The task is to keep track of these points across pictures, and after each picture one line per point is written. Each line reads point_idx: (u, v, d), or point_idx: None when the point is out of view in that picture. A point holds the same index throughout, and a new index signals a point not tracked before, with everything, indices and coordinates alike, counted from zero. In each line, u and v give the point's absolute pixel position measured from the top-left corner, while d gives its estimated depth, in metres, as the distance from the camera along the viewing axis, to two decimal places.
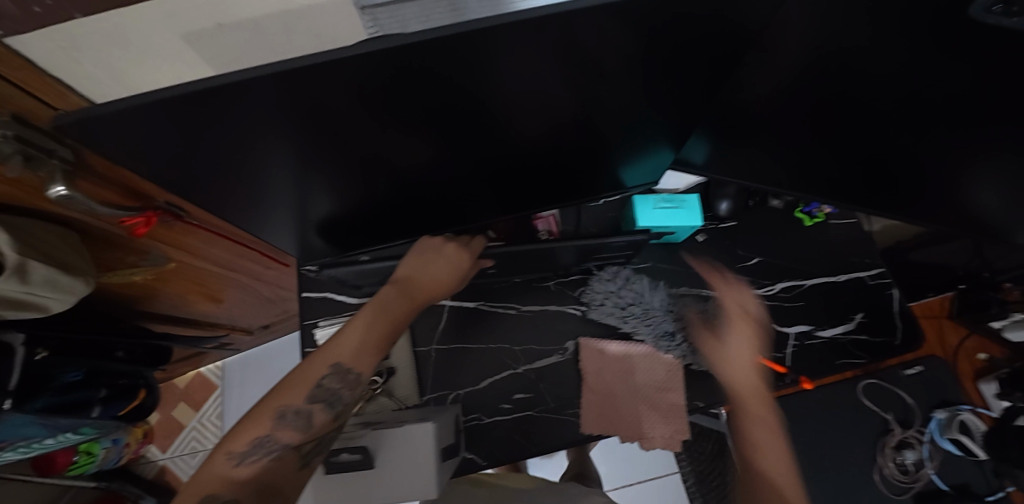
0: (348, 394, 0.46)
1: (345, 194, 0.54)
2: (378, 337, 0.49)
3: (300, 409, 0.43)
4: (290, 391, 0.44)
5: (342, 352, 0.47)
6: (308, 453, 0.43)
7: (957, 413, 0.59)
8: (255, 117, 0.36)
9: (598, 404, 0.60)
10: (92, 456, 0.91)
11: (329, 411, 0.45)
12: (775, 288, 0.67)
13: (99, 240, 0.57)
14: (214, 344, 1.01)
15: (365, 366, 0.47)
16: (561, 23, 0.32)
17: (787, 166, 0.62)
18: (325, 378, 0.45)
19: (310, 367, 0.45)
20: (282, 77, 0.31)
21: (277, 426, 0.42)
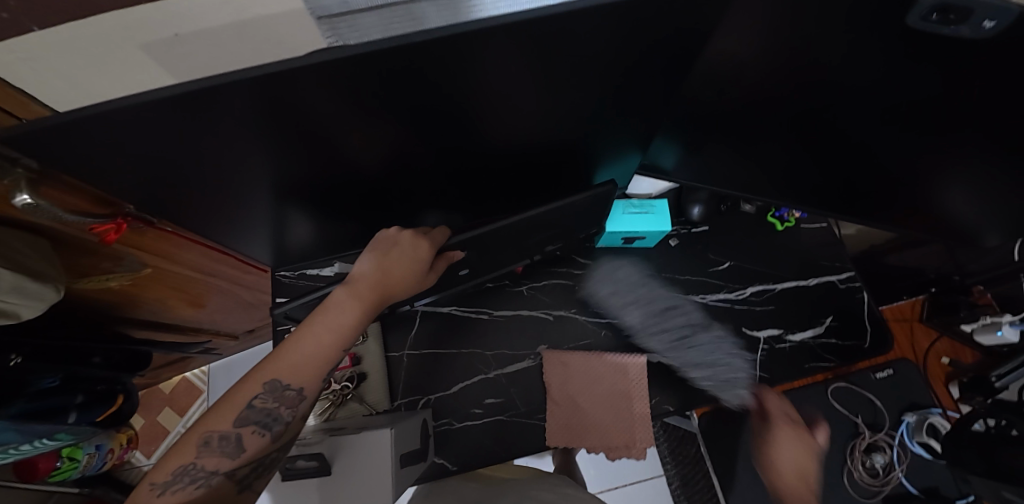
0: (286, 412, 0.42)
1: (314, 200, 0.54)
2: (320, 348, 0.43)
3: (227, 434, 0.39)
4: (217, 414, 0.40)
5: (281, 366, 0.42)
6: (244, 479, 0.41)
7: (926, 416, 0.61)
8: (217, 124, 0.37)
9: (563, 416, 0.60)
10: (75, 462, 0.91)
11: (262, 432, 0.41)
12: (746, 292, 0.67)
13: (72, 247, 0.57)
14: (199, 349, 1.02)
15: (306, 382, 0.42)
16: (506, 34, 0.32)
17: (756, 171, 0.62)
18: (259, 398, 0.41)
19: (240, 387, 0.40)
20: (231, 86, 0.32)
21: (200, 454, 0.39)
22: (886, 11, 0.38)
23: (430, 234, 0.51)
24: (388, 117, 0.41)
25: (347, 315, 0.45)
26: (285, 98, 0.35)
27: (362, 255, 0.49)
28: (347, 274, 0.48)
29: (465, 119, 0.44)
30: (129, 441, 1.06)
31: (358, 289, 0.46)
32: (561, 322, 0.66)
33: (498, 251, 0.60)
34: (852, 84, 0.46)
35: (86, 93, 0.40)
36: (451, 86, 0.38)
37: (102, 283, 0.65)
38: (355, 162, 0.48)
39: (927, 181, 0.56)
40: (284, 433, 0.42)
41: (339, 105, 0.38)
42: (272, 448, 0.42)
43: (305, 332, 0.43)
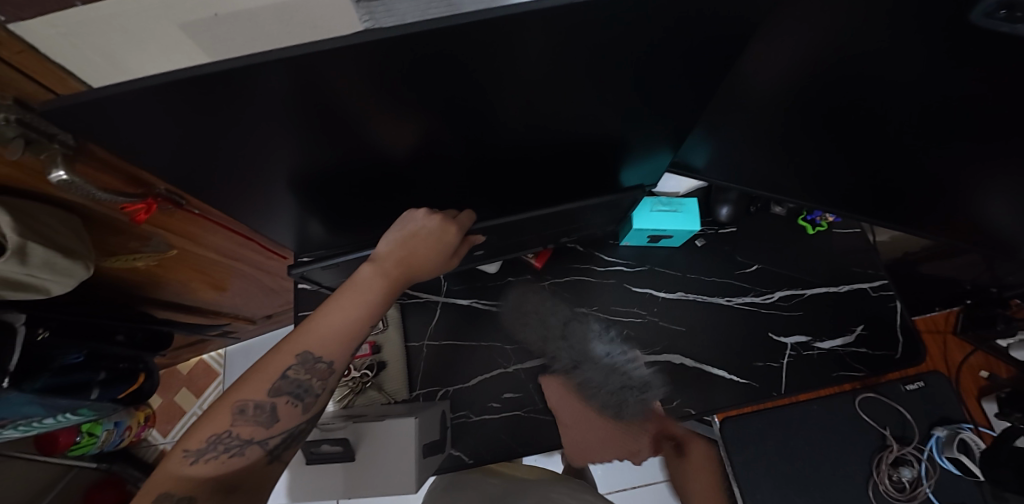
0: (317, 384, 0.42)
1: (341, 187, 0.54)
2: (348, 321, 0.42)
3: (261, 403, 0.39)
4: (251, 383, 0.40)
5: (311, 338, 0.41)
6: (275, 450, 0.41)
7: (958, 431, 0.56)
8: (249, 108, 0.36)
9: (577, 430, 0.60)
10: (94, 438, 0.93)
11: (295, 402, 0.41)
12: (774, 297, 0.65)
13: (102, 226, 0.58)
14: (218, 332, 1.03)
15: (336, 355, 0.42)
16: (540, 24, 0.31)
17: (789, 173, 0.61)
18: (292, 369, 0.40)
19: (273, 356, 0.41)
20: (268, 67, 0.31)
21: (236, 421, 0.39)
22: (943, 6, 0.35)
23: (457, 218, 0.50)
24: (415, 105, 0.40)
25: (375, 291, 0.44)
26: (322, 82, 0.35)
27: (387, 234, 0.47)
28: (372, 251, 0.47)
29: (494, 109, 0.43)
30: (147, 420, 1.09)
31: (385, 268, 0.46)
32: (583, 320, 0.65)
33: (517, 232, 0.61)
34: (897, 84, 0.44)
35: (121, 72, 0.40)
36: (481, 75, 0.37)
37: (129, 262, 0.65)
38: (382, 150, 0.47)
39: (970, 188, 0.53)
40: (314, 405, 0.42)
41: (367, 91, 0.37)
42: (303, 420, 0.42)
43: (332, 305, 0.43)
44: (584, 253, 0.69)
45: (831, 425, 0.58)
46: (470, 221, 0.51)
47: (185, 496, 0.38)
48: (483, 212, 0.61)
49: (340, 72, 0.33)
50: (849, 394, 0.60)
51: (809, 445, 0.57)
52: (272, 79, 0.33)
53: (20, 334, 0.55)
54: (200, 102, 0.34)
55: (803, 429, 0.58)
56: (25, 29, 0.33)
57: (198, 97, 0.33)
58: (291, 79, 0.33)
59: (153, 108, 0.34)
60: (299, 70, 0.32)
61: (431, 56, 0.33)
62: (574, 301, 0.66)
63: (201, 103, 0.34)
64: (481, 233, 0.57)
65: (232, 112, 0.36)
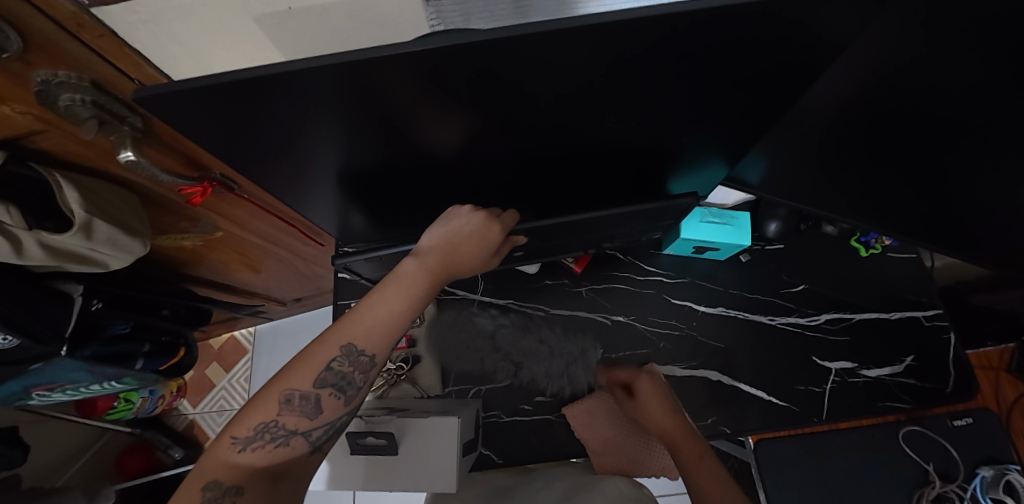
0: (359, 377, 0.41)
1: (392, 182, 0.54)
2: (391, 314, 0.42)
3: (307, 394, 0.40)
4: (297, 373, 0.40)
5: (354, 330, 0.41)
6: (317, 441, 0.42)
7: (1005, 472, 0.53)
8: (315, 105, 0.37)
9: (607, 452, 0.57)
10: (130, 403, 0.99)
11: (338, 395, 0.41)
12: (819, 319, 0.64)
13: (156, 205, 0.60)
14: (250, 311, 1.05)
15: (379, 349, 0.41)
16: (619, 34, 0.30)
17: (847, 193, 0.58)
18: (336, 360, 0.40)
19: (319, 346, 0.40)
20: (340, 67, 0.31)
21: (282, 411, 0.39)
22: None
23: (499, 217, 0.49)
24: (475, 105, 0.39)
25: (418, 285, 0.44)
26: (390, 83, 0.34)
27: (429, 229, 0.47)
28: (415, 245, 0.47)
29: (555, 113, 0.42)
30: (178, 391, 1.12)
31: (427, 262, 0.45)
32: (619, 328, 0.64)
33: (559, 235, 0.61)
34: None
35: (195, 63, 0.41)
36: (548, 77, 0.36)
37: (177, 241, 0.68)
38: (434, 148, 0.47)
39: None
40: (355, 397, 0.42)
41: (436, 90, 0.37)
42: (345, 412, 0.42)
43: (377, 296, 0.42)
44: (624, 262, 0.68)
45: (873, 455, 0.56)
46: (513, 219, 0.49)
47: (232, 487, 0.37)
48: (525, 213, 0.60)
49: (409, 73, 0.33)
50: (891, 426, 0.58)
51: (851, 473, 0.55)
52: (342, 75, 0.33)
53: (76, 304, 0.58)
54: (271, 97, 0.34)
55: (842, 455, 0.56)
56: (108, 14, 0.34)
57: (270, 92, 0.34)
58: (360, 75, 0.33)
59: (227, 100, 0.34)
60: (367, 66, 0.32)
61: (501, 62, 0.32)
62: (609, 309, 0.65)
63: (271, 98, 0.34)
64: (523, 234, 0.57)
65: (301, 105, 0.37)
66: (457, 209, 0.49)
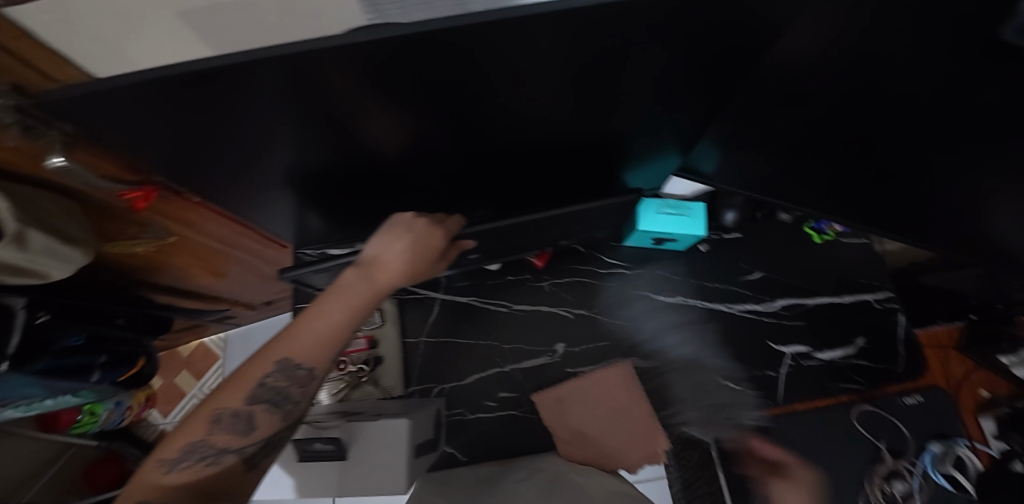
0: (297, 391, 0.41)
1: (343, 183, 0.54)
2: (333, 327, 0.42)
3: (238, 411, 0.40)
4: (230, 390, 0.40)
5: (292, 345, 0.41)
6: (252, 457, 0.41)
7: (953, 447, 0.57)
8: (247, 103, 0.35)
9: (574, 440, 0.58)
10: (95, 417, 0.94)
11: (273, 411, 0.41)
12: (775, 305, 0.65)
13: (100, 209, 0.57)
14: (217, 317, 1.03)
15: (316, 361, 0.41)
16: (543, 24, 0.29)
17: (796, 181, 0.59)
18: (270, 376, 0.40)
19: (253, 362, 0.40)
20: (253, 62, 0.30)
21: (212, 430, 0.39)
22: None
23: (443, 223, 0.48)
24: (411, 102, 0.38)
25: (359, 297, 0.43)
26: (319, 77, 0.33)
27: (371, 237, 0.46)
28: (357, 258, 0.46)
29: (495, 109, 0.41)
30: (147, 401, 1.09)
31: (370, 273, 0.44)
32: (581, 321, 0.65)
33: (520, 234, 0.60)
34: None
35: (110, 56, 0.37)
36: (478, 72, 0.35)
37: (128, 247, 0.65)
38: (377, 145, 0.45)
39: (996, 203, 0.51)
40: (293, 413, 0.42)
41: (363, 87, 0.35)
42: (282, 427, 0.42)
43: (317, 310, 0.42)
44: (586, 255, 0.69)
45: (821, 436, 0.58)
46: (456, 226, 0.48)
47: None
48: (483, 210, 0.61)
49: (335, 70, 0.32)
50: (845, 406, 0.59)
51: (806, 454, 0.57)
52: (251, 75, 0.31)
53: (19, 317, 0.55)
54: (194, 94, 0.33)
55: (795, 439, 0.58)
56: (22, 13, 0.32)
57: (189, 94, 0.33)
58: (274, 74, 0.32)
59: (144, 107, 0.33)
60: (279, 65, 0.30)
61: (430, 56, 0.32)
62: (569, 302, 0.66)
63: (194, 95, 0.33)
64: (470, 237, 0.54)
65: (229, 109, 0.36)
66: (401, 216, 0.48)
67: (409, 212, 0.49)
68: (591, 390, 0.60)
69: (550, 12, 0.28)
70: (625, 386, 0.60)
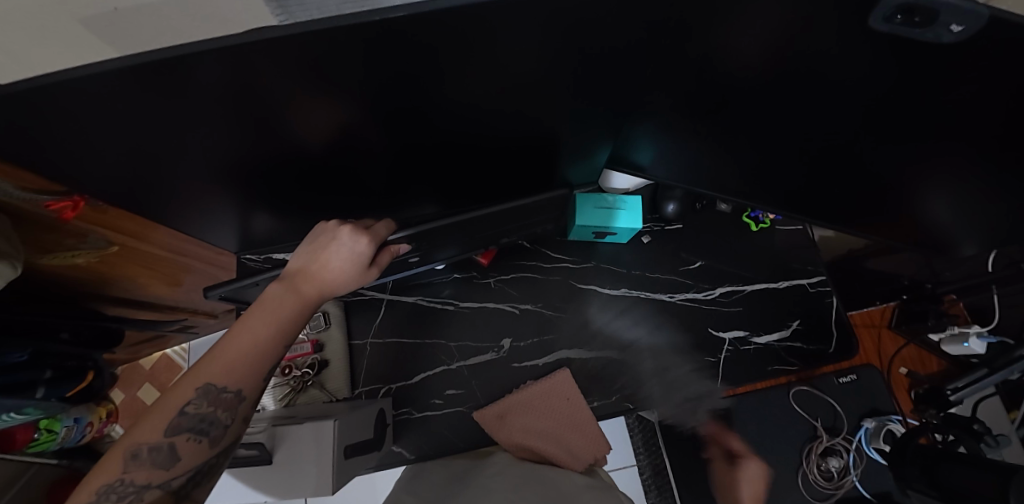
0: (223, 415, 0.40)
1: (276, 186, 0.54)
2: (257, 343, 0.41)
3: (157, 445, 0.38)
4: (145, 426, 0.38)
5: (213, 368, 0.39)
6: (182, 488, 0.40)
7: (885, 423, 0.61)
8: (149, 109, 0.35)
9: (523, 441, 0.59)
10: (54, 434, 0.89)
11: (199, 438, 0.40)
12: (715, 293, 0.67)
13: (29, 224, 0.54)
14: (176, 327, 1.02)
15: (243, 383, 0.40)
16: (432, 21, 0.30)
17: (726, 172, 0.61)
18: (191, 403, 0.39)
19: (171, 390, 0.39)
20: (144, 69, 0.30)
21: (129, 468, 0.36)
22: (840, 19, 0.35)
23: (371, 228, 0.50)
24: (325, 103, 0.39)
25: (285, 308, 0.43)
26: (221, 81, 0.33)
27: (298, 250, 0.48)
28: (285, 271, 0.47)
29: (412, 109, 0.42)
30: (108, 417, 1.06)
31: (294, 283, 0.45)
32: (527, 316, 0.66)
33: (463, 232, 0.59)
34: (833, 82, 0.42)
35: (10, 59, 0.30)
36: (383, 72, 0.36)
37: (67, 259, 0.63)
38: (302, 150, 0.46)
39: (910, 190, 0.53)
40: (223, 437, 0.41)
41: (268, 91, 0.36)
42: (211, 454, 0.41)
43: (241, 326, 0.41)
44: (532, 251, 0.70)
45: (762, 414, 0.64)
46: (385, 231, 0.50)
47: None
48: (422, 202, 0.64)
49: (237, 74, 0.33)
50: (783, 388, 0.64)
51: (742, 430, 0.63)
52: (147, 85, 0.32)
53: None
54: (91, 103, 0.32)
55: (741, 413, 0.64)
56: None
57: (84, 105, 0.33)
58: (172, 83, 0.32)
59: (41, 120, 0.33)
60: (174, 73, 0.31)
61: (331, 54, 0.32)
62: (515, 297, 0.67)
63: (90, 103, 0.32)
64: (402, 241, 0.54)
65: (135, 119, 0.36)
66: (328, 225, 0.49)
67: (335, 222, 0.50)
68: (530, 397, 0.61)
69: (431, 10, 0.29)
70: (561, 386, 0.62)
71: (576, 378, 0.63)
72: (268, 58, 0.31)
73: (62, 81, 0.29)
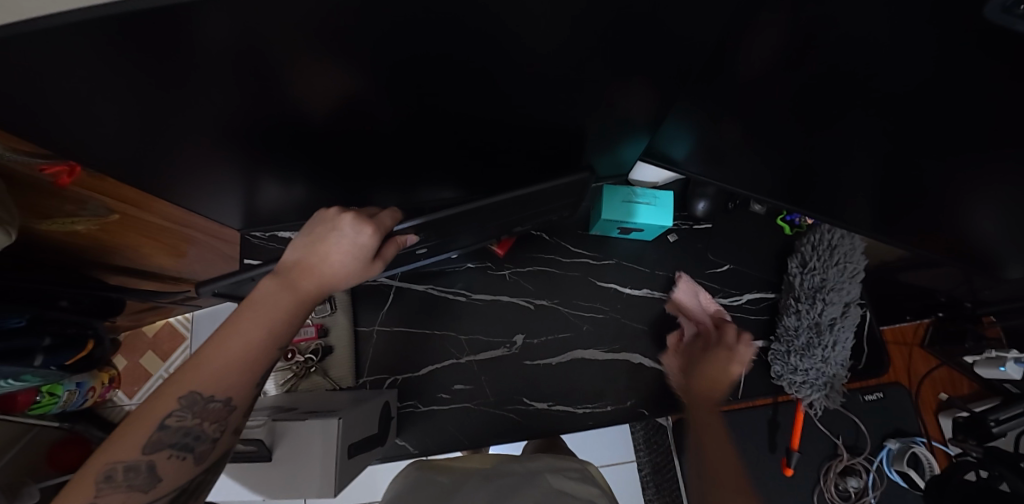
0: (209, 428, 0.38)
1: (283, 159, 0.50)
2: (249, 349, 0.38)
3: (135, 464, 0.35)
4: (119, 443, 0.35)
5: (198, 377, 0.37)
6: None
7: (909, 445, 0.62)
8: (126, 63, 0.30)
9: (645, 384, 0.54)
10: (55, 397, 0.87)
11: (183, 456, 0.37)
12: (742, 299, 0.67)
13: (24, 188, 0.51)
14: (178, 298, 1.00)
15: (232, 392, 0.38)
16: None
17: (763, 173, 0.57)
18: (174, 415, 0.36)
19: (151, 404, 0.36)
20: (114, 19, 0.25)
21: (102, 491, 0.34)
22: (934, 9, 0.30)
23: (376, 217, 0.46)
24: (331, 70, 0.34)
25: (280, 306, 0.41)
26: (206, 36, 0.28)
27: (296, 242, 0.45)
28: (280, 263, 0.44)
29: (426, 84, 0.38)
30: (111, 382, 1.06)
31: (291, 279, 0.42)
32: (542, 312, 0.64)
33: (478, 219, 0.56)
34: (907, 80, 0.36)
35: None
36: (394, 40, 0.31)
37: (65, 226, 0.61)
38: (302, 121, 0.43)
39: (951, 198, 0.48)
40: (209, 452, 0.39)
41: (265, 53, 0.31)
42: (198, 472, 0.39)
43: (229, 329, 0.39)
44: (548, 243, 0.67)
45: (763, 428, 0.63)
46: (392, 220, 0.47)
47: None
48: (437, 178, 0.60)
49: (227, 30, 0.28)
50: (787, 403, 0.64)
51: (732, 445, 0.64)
52: (129, 44, 0.28)
53: None
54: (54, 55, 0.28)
55: (740, 426, 0.64)
56: None
57: (59, 65, 0.29)
58: (159, 44, 0.28)
59: (13, 81, 0.29)
60: (159, 33, 0.27)
61: (336, 13, 0.27)
62: (530, 292, 0.64)
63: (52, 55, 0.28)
64: (410, 230, 0.50)
65: (122, 84, 0.32)
66: (329, 213, 0.46)
67: (336, 209, 0.46)
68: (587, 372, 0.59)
69: None
70: (574, 386, 0.61)
71: (590, 378, 0.62)
72: (265, 20, 0.27)
73: (17, 31, 0.25)
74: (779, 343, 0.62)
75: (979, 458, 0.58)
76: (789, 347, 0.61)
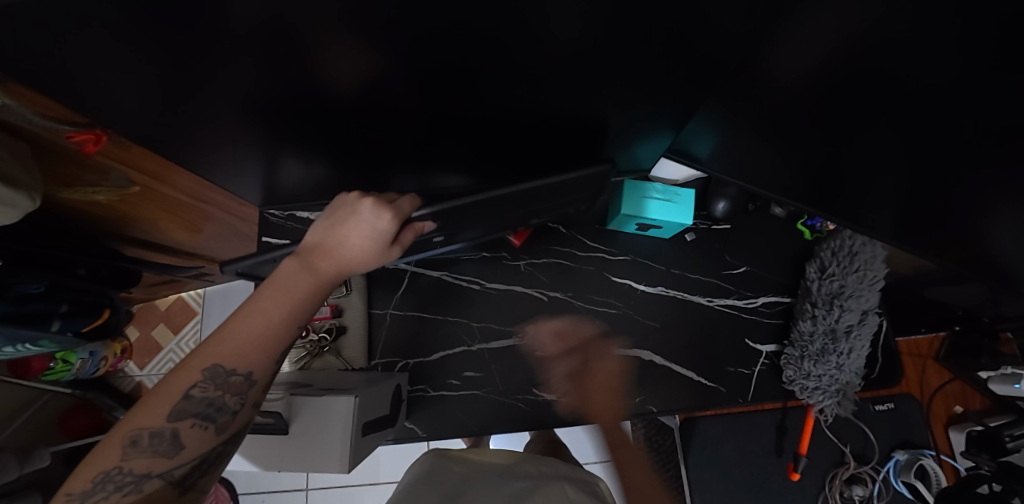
0: (232, 400, 0.39)
1: (309, 138, 0.51)
2: (269, 325, 0.39)
3: (159, 432, 0.36)
4: (147, 410, 0.36)
5: (221, 350, 0.37)
6: (185, 480, 0.38)
7: (918, 457, 0.62)
8: (168, 38, 0.30)
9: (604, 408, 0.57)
10: (69, 365, 0.89)
11: (205, 425, 0.38)
12: (757, 302, 0.66)
13: (52, 156, 0.52)
14: (191, 273, 1.01)
15: (254, 366, 0.38)
16: None
17: (789, 176, 0.57)
18: (198, 386, 0.37)
19: (175, 374, 0.37)
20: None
21: (128, 456, 0.35)
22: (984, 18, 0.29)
23: (395, 203, 0.46)
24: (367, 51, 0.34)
25: (301, 286, 0.41)
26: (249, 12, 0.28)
27: (318, 224, 0.45)
28: (300, 246, 0.44)
29: (459, 70, 0.38)
30: (123, 352, 1.08)
31: (311, 261, 0.43)
32: (556, 304, 0.64)
33: (497, 206, 0.55)
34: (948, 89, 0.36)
35: None
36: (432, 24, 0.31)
37: (87, 195, 0.61)
38: (331, 101, 0.43)
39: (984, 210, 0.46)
40: (230, 424, 0.40)
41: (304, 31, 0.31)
42: (218, 443, 0.39)
43: (249, 304, 0.39)
44: (565, 235, 0.67)
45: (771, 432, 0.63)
46: (411, 207, 0.47)
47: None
48: (459, 165, 0.60)
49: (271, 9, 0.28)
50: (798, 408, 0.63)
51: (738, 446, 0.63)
52: (174, 17, 0.28)
53: None
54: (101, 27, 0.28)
55: (748, 429, 0.64)
56: None
57: (99, 35, 0.29)
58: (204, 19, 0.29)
59: (54, 49, 0.30)
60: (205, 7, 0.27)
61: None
62: (544, 284, 0.65)
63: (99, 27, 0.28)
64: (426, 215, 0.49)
65: (153, 56, 0.32)
66: (348, 199, 0.46)
67: (356, 194, 0.47)
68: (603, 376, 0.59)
69: None
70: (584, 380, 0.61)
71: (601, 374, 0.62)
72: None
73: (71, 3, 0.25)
74: (792, 348, 0.62)
75: (992, 472, 0.58)
76: (803, 352, 0.60)
